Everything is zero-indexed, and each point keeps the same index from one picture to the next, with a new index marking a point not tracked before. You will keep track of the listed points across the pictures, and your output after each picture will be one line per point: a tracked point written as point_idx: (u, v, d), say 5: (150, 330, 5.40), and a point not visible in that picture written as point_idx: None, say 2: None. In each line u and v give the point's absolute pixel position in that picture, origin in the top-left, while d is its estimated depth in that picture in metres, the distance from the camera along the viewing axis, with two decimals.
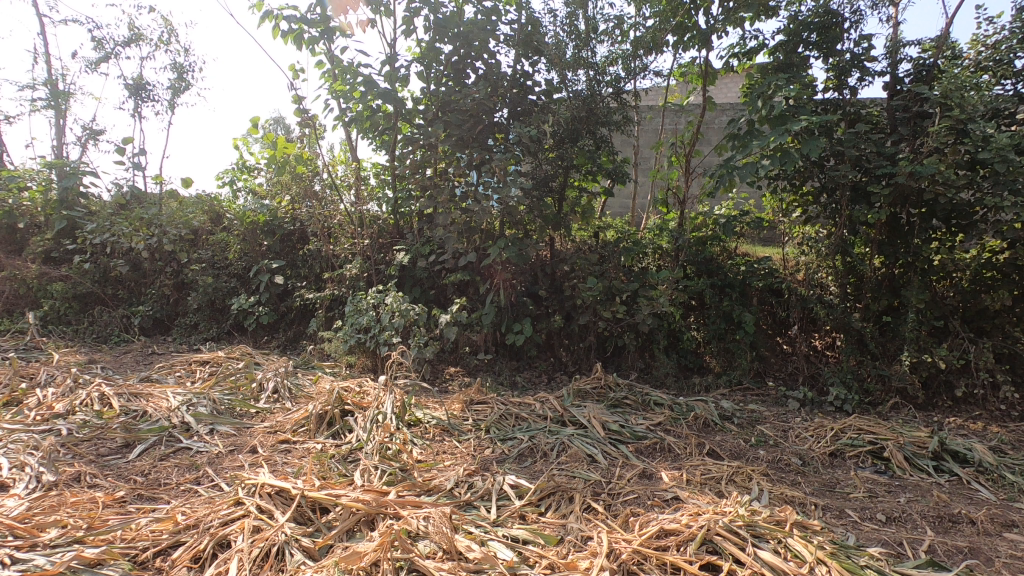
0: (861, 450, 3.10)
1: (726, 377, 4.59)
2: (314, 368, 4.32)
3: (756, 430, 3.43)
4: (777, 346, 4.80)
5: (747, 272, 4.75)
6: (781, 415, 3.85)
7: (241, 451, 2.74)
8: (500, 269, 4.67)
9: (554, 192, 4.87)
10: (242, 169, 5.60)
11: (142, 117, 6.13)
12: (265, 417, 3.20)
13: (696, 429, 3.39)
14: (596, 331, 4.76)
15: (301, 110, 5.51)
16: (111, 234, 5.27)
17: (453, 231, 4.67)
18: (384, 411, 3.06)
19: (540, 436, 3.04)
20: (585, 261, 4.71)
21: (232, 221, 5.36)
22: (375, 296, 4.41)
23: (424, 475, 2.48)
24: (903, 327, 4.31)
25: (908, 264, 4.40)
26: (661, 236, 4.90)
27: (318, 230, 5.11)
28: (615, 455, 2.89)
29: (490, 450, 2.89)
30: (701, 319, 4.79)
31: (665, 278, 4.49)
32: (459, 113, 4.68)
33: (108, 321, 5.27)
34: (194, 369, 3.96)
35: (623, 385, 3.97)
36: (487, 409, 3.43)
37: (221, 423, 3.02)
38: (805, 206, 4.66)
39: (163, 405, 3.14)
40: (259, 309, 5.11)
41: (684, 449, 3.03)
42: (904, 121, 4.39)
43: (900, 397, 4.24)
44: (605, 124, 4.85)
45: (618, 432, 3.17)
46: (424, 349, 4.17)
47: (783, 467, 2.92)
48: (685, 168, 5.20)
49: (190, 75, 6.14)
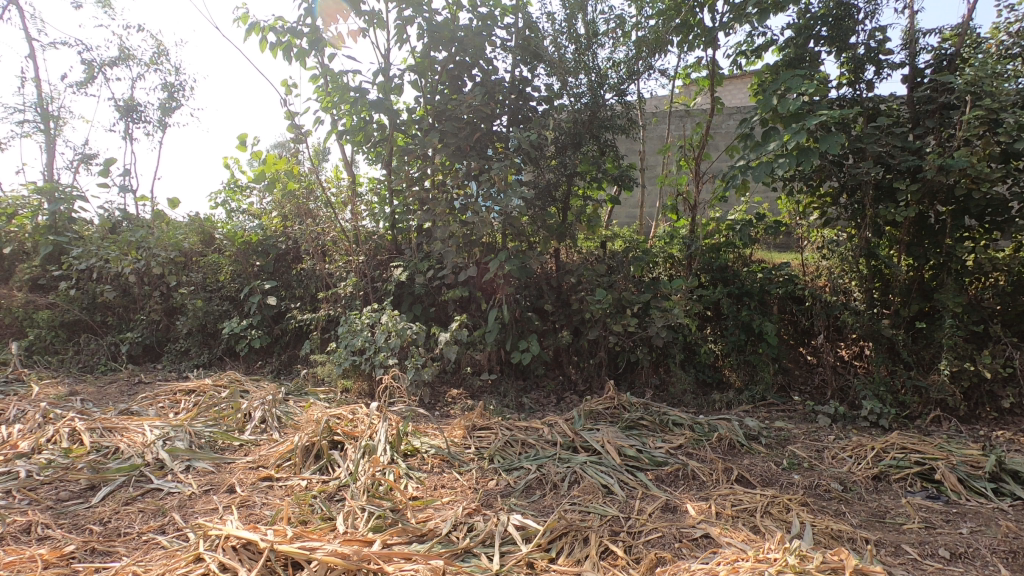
0: (908, 472, 2.77)
1: (748, 393, 4.27)
2: (307, 394, 4.06)
3: (787, 451, 3.13)
4: (801, 357, 4.50)
5: (765, 279, 4.46)
6: (811, 433, 3.53)
7: (217, 491, 2.47)
8: (502, 283, 4.42)
9: (558, 202, 4.63)
10: (235, 189, 5.41)
11: (134, 140, 5.98)
12: (249, 450, 2.94)
13: (721, 452, 3.08)
14: (607, 346, 4.46)
15: (294, 127, 5.33)
16: (98, 258, 5.07)
17: (452, 244, 4.45)
18: (377, 442, 2.80)
19: (549, 465, 2.76)
20: (592, 272, 4.44)
21: (223, 241, 5.14)
22: (370, 315, 4.15)
23: (419, 516, 2.19)
24: (939, 333, 3.99)
25: (940, 266, 4.12)
26: (672, 244, 4.64)
27: (312, 249, 4.89)
28: (633, 485, 2.59)
29: (494, 483, 2.61)
30: (718, 331, 4.49)
31: (679, 288, 4.22)
32: (455, 121, 4.48)
33: (95, 350, 5.04)
34: (179, 399, 3.70)
35: (638, 404, 3.67)
36: (491, 435, 3.14)
37: (198, 459, 2.75)
38: (823, 207, 4.44)
39: (138, 440, 2.89)
40: (251, 333, 4.86)
41: (710, 475, 2.73)
42: (927, 114, 4.14)
43: (940, 410, 3.90)
44: (609, 128, 4.60)
45: (635, 458, 2.87)
46: (422, 371, 3.89)
47: (821, 494, 2.61)
48: (695, 172, 4.97)
49: (182, 95, 6.00)
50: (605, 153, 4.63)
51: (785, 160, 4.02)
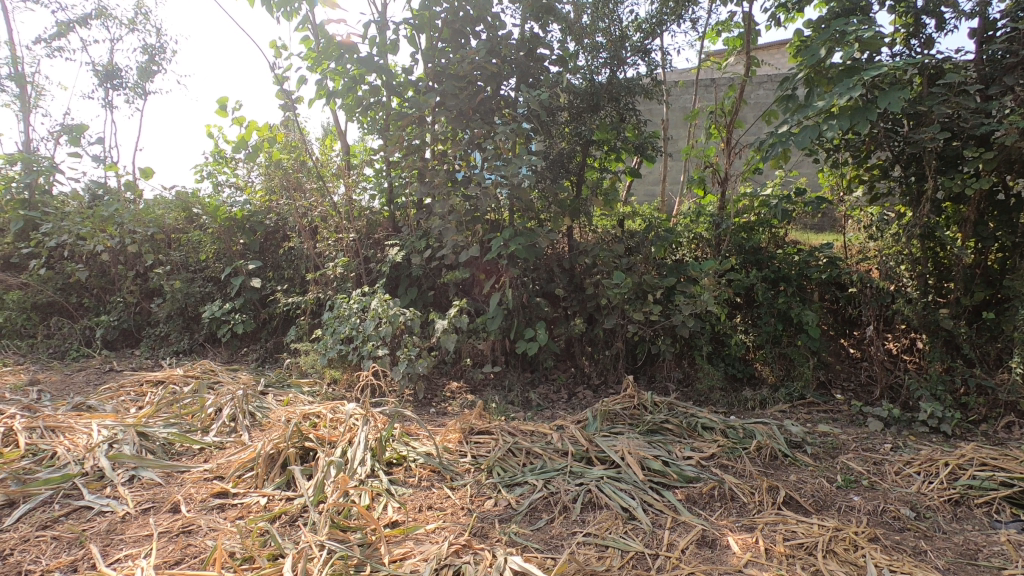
0: (993, 496, 2.29)
1: (784, 390, 3.77)
2: (289, 386, 3.64)
3: (839, 465, 2.66)
4: (843, 351, 4.01)
5: (803, 262, 3.94)
6: (862, 440, 3.05)
7: (159, 509, 2.06)
8: (507, 265, 3.94)
9: (571, 174, 4.12)
10: (221, 161, 4.97)
11: (114, 108, 5.55)
12: (209, 456, 2.53)
13: (761, 465, 2.62)
14: (625, 336, 3.98)
15: (283, 92, 4.88)
16: (71, 235, 4.68)
17: (452, 220, 3.98)
18: (353, 450, 2.37)
19: (559, 481, 2.30)
20: (609, 253, 3.95)
21: (203, 217, 4.69)
22: (359, 299, 3.72)
23: (394, 553, 1.77)
24: (1010, 325, 3.47)
25: (1012, 247, 3.61)
26: (698, 222, 4.14)
27: (300, 227, 4.46)
28: (660, 509, 2.14)
29: (492, 503, 2.19)
30: (749, 320, 3.99)
31: (708, 271, 3.71)
32: (457, 81, 3.99)
33: (68, 334, 4.66)
34: (143, 392, 3.31)
35: (662, 404, 3.20)
36: (491, 441, 2.70)
37: (145, 468, 2.34)
38: (871, 181, 3.94)
39: (81, 443, 2.49)
40: (234, 317, 4.45)
41: (752, 497, 2.27)
42: (1005, 71, 3.54)
43: (1011, 415, 3.38)
44: (633, 90, 4.05)
45: (661, 473, 2.41)
46: (416, 363, 3.48)
47: (890, 523, 2.14)
48: (726, 142, 4.41)
49: (163, 58, 5.54)
50: (625, 120, 4.09)
51: (836, 123, 3.39)
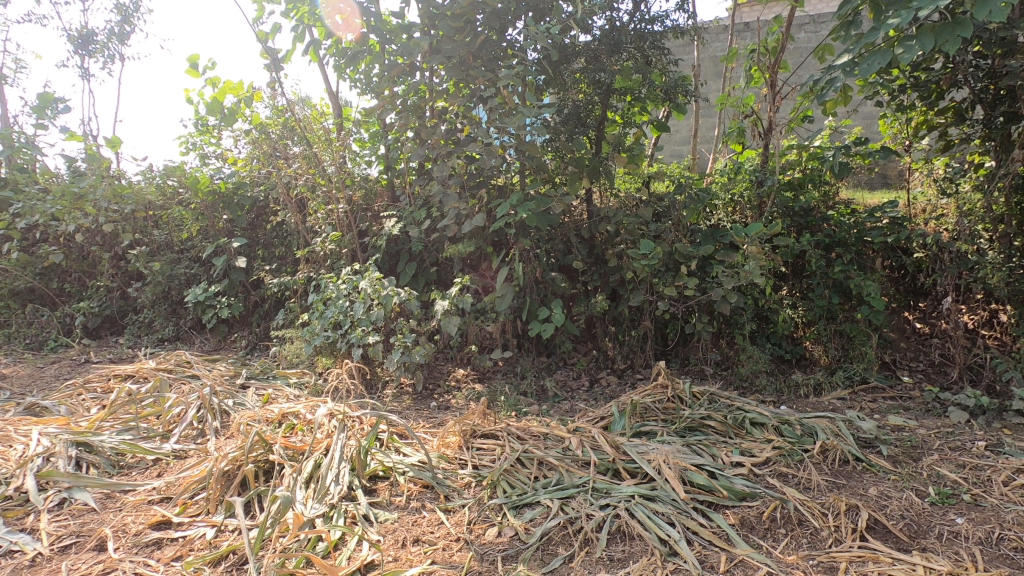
0: None
1: (842, 373, 3.23)
2: (274, 378, 3.24)
3: (926, 470, 2.16)
4: (909, 326, 3.44)
5: (865, 223, 3.34)
6: (946, 435, 2.53)
7: (81, 547, 1.67)
8: (516, 235, 3.44)
9: (589, 130, 3.56)
10: (204, 130, 4.51)
11: (89, 75, 5.11)
12: (162, 472, 2.12)
13: (828, 473, 2.12)
14: (653, 314, 3.47)
15: (268, 51, 4.38)
16: (44, 215, 4.31)
17: (452, 186, 3.47)
18: (325, 466, 1.95)
19: (579, 503, 1.85)
20: (635, 219, 3.41)
21: (183, 191, 4.26)
22: (348, 279, 3.28)
23: None
24: None
25: None
26: (736, 181, 3.56)
27: (286, 199, 4.00)
28: (709, 542, 1.67)
29: (494, 533, 1.75)
30: (798, 293, 3.44)
31: (754, 236, 3.14)
32: (452, 23, 3.42)
33: (47, 323, 4.33)
34: (109, 388, 2.95)
35: (701, 396, 2.69)
36: (497, 447, 2.24)
37: (81, 487, 1.95)
38: (947, 126, 3.30)
39: (11, 457, 2.12)
40: (220, 301, 4.06)
41: (825, 520, 1.78)
42: None
43: None
44: (661, 25, 3.42)
45: (706, 489, 1.93)
46: (413, 352, 3.04)
47: (1012, 558, 1.65)
48: (769, 86, 3.68)
49: (138, 17, 5.06)
50: (651, 63, 3.48)
51: (914, 45, 2.62)
